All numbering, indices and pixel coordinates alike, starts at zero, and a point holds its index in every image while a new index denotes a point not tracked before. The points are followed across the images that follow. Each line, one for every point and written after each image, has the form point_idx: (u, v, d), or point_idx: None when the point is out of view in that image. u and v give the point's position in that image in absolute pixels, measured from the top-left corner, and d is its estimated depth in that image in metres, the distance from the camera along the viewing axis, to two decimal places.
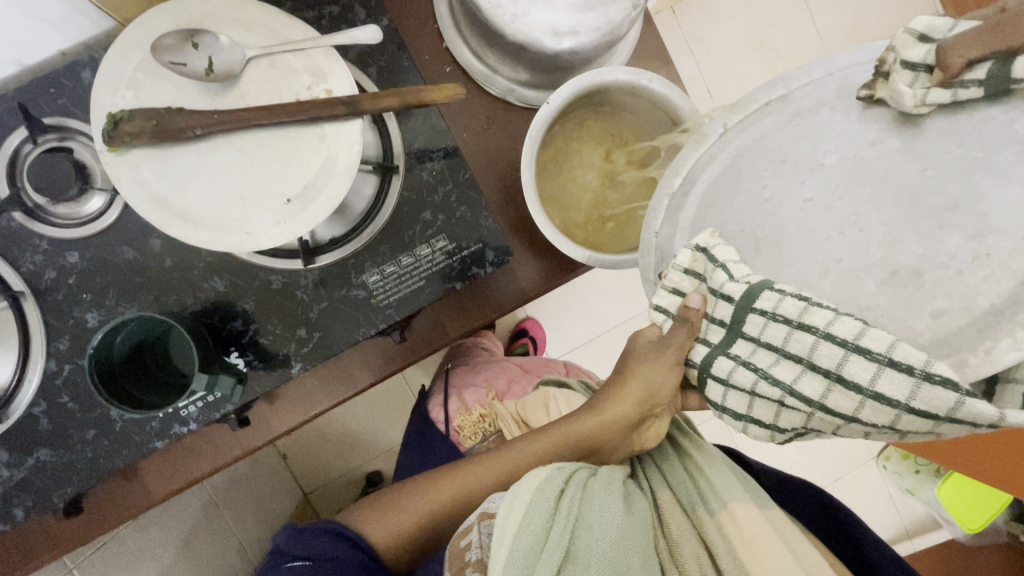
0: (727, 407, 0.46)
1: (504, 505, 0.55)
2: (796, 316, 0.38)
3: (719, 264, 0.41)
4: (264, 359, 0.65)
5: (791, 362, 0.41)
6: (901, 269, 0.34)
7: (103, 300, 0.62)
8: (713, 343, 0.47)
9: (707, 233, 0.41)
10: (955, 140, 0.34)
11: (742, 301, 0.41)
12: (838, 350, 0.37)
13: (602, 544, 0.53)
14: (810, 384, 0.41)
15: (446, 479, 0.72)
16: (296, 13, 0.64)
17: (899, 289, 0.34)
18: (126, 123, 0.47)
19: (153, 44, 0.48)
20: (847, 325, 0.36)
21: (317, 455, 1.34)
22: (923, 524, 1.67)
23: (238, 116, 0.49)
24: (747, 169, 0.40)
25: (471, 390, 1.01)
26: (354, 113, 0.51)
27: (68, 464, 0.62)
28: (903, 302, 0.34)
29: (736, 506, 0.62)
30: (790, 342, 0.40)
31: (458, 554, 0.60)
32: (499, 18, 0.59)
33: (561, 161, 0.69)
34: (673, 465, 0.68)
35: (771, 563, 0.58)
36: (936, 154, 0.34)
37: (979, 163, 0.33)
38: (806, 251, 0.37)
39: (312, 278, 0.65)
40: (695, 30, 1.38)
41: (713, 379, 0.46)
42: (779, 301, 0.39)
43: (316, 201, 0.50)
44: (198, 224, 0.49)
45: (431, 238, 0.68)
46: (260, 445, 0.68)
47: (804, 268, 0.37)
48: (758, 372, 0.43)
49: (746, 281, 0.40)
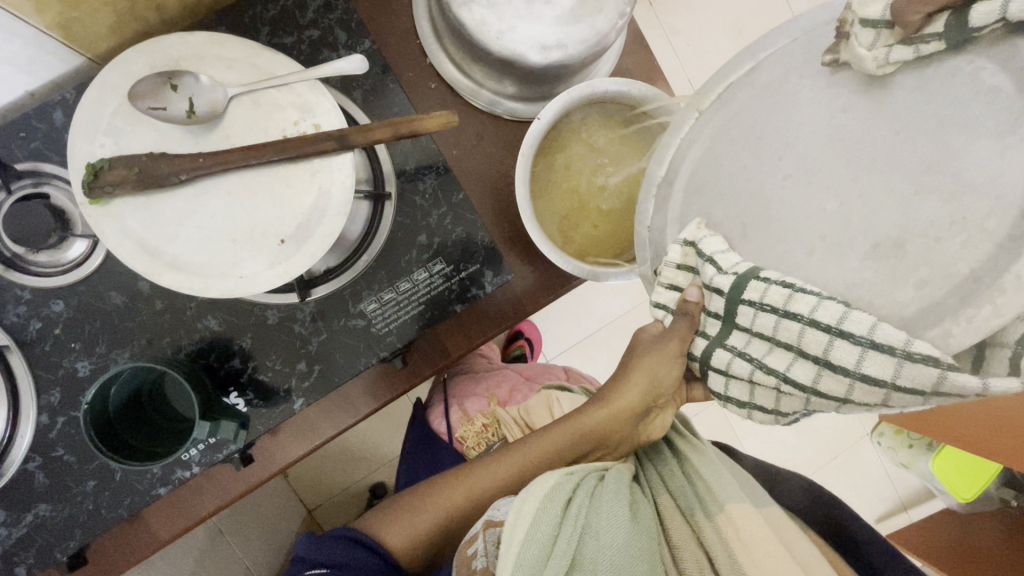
0: (730, 397, 0.46)
1: (512, 513, 0.55)
2: (782, 304, 0.38)
3: (706, 257, 0.40)
4: (265, 397, 0.64)
5: (783, 350, 0.41)
6: (882, 241, 0.33)
7: (93, 349, 0.60)
8: (711, 336, 0.46)
9: (694, 224, 0.41)
10: (926, 99, 0.33)
11: (732, 292, 0.40)
12: (824, 335, 0.37)
13: (611, 552, 0.51)
14: (802, 371, 0.40)
15: (451, 483, 0.71)
16: (274, 39, 0.63)
17: (882, 263, 0.33)
18: (108, 173, 0.46)
19: (131, 91, 0.47)
20: (831, 309, 0.35)
21: (319, 473, 1.31)
22: (918, 495, 1.70)
23: (223, 159, 0.47)
24: (726, 150, 0.40)
25: (474, 401, 0.99)
26: (345, 147, 0.49)
27: (69, 518, 0.60)
28: (888, 274, 0.33)
29: (733, 508, 0.58)
30: (779, 331, 0.40)
31: (464, 563, 0.59)
32: (485, 35, 0.58)
33: (559, 172, 0.68)
34: (672, 470, 0.66)
35: (771, 565, 0.54)
36: (903, 113, 0.33)
37: (947, 120, 0.32)
38: (791, 230, 0.36)
39: (309, 311, 0.64)
40: (673, 21, 1.37)
41: (714, 370, 0.46)
42: (765, 290, 0.38)
43: (311, 240, 0.49)
44: (190, 272, 0.47)
45: (428, 261, 0.67)
46: (265, 479, 0.66)
47: (792, 249, 0.36)
48: (753, 362, 0.43)
49: (734, 272, 0.40)
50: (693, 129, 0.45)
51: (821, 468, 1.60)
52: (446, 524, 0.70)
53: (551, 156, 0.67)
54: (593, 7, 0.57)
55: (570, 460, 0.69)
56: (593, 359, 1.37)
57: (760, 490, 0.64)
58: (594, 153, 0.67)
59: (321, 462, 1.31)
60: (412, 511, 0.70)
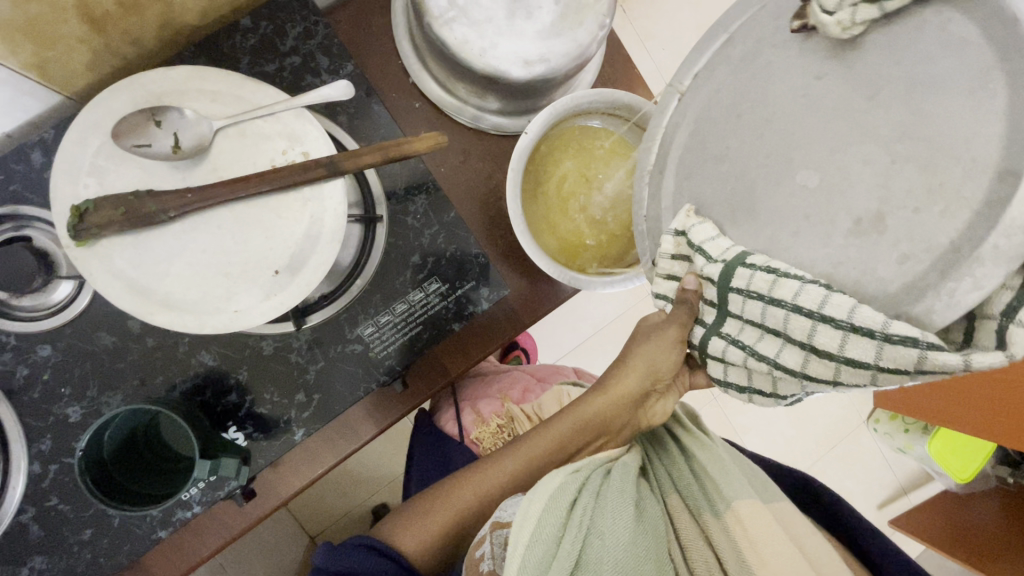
0: (729, 383, 0.45)
1: (518, 514, 0.52)
2: (767, 290, 0.37)
3: (696, 247, 0.40)
4: (266, 430, 0.62)
5: (773, 336, 0.40)
6: (863, 217, 0.33)
7: (84, 393, 0.58)
8: (708, 324, 0.45)
9: (684, 212, 0.41)
10: (894, 61, 0.34)
11: (721, 280, 0.40)
12: (806, 321, 0.36)
13: (615, 552, 0.49)
14: (791, 356, 0.39)
15: (455, 478, 0.67)
16: (255, 67, 0.62)
17: (865, 239, 0.33)
18: (92, 215, 0.44)
19: (114, 129, 0.45)
20: (812, 294, 0.35)
21: (322, 495, 1.24)
22: (918, 479, 1.72)
23: (211, 193, 0.47)
24: (711, 132, 0.40)
25: (487, 402, 0.93)
26: (334, 173, 0.48)
27: (67, 568, 0.58)
28: (871, 251, 0.33)
29: (740, 505, 0.55)
30: (767, 318, 0.39)
31: (474, 563, 0.56)
32: (467, 53, 0.58)
33: (549, 182, 0.67)
34: (680, 470, 0.63)
35: (780, 565, 0.51)
36: (879, 76, 0.34)
37: (919, 80, 0.33)
38: (779, 212, 0.37)
39: (305, 339, 0.63)
40: (647, 26, 1.40)
41: (712, 358, 0.46)
42: (751, 277, 0.38)
43: (304, 269, 0.48)
44: (184, 310, 0.46)
45: (423, 281, 0.66)
46: (266, 514, 0.64)
47: (777, 229, 0.37)
48: (746, 350, 0.42)
49: (723, 259, 0.39)
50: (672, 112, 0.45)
51: (821, 459, 1.61)
52: (456, 525, 0.65)
53: (539, 168, 0.67)
54: (573, 20, 0.58)
55: (573, 452, 0.67)
56: (591, 366, 1.37)
57: (771, 486, 0.62)
58: (580, 161, 0.67)
59: (322, 487, 1.24)
60: (420, 512, 0.66)
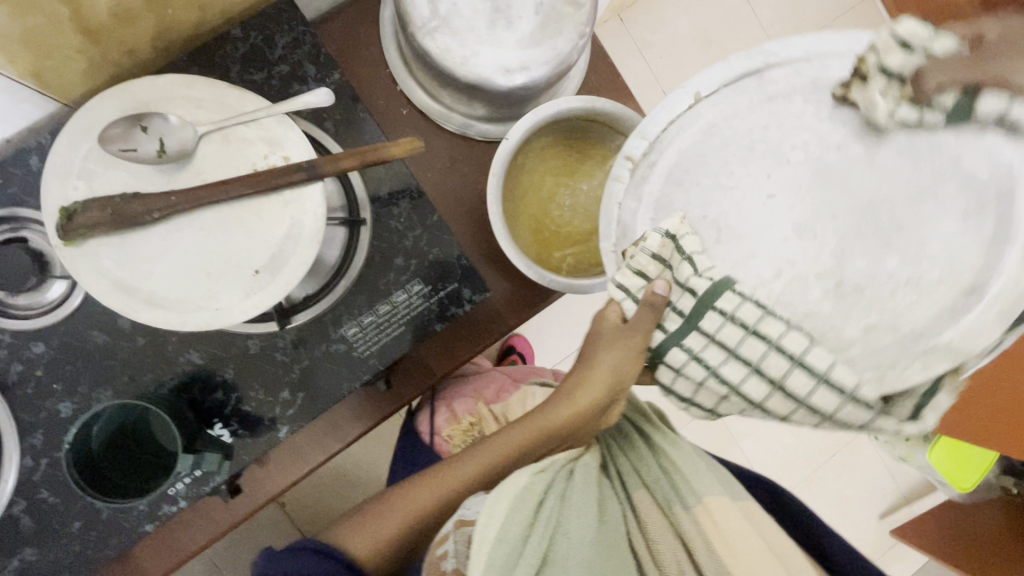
0: (672, 390, 0.48)
1: (483, 512, 0.53)
2: (754, 324, 0.42)
3: (686, 255, 0.43)
4: (250, 427, 0.64)
5: (738, 362, 0.44)
6: (842, 283, 0.41)
7: (75, 389, 0.60)
8: (670, 332, 0.47)
9: (678, 218, 0.44)
10: (915, 163, 0.40)
11: (705, 297, 0.44)
12: (783, 361, 0.43)
13: (581, 550, 0.51)
14: (751, 383, 0.45)
15: (417, 484, 0.65)
16: (245, 75, 0.64)
17: (840, 300, 0.41)
18: (81, 216, 0.46)
19: (100, 135, 0.48)
20: (797, 339, 0.42)
21: (317, 497, 1.25)
22: (920, 488, 1.70)
23: (194, 195, 0.48)
24: (712, 154, 0.44)
25: (460, 400, 0.95)
26: (313, 176, 0.50)
27: (56, 560, 0.60)
28: (839, 309, 0.41)
29: (711, 500, 0.57)
30: (744, 345, 0.43)
31: (434, 562, 0.57)
32: (450, 62, 0.60)
33: (529, 188, 0.70)
34: (647, 464, 0.62)
35: (749, 558, 0.53)
36: (893, 169, 0.41)
37: (919, 193, 0.40)
38: (764, 249, 0.42)
39: (290, 338, 0.64)
40: (644, 35, 1.42)
41: (666, 366, 0.48)
42: (739, 305, 0.43)
43: (284, 269, 0.50)
44: (166, 307, 0.48)
45: (406, 283, 0.67)
46: (252, 511, 0.67)
47: (761, 266, 0.42)
48: (708, 367, 0.46)
49: (713, 278, 0.43)
50: (680, 114, 0.46)
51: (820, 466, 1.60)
52: (415, 529, 0.64)
53: (519, 174, 0.69)
54: (553, 29, 0.60)
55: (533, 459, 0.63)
56: None
57: (734, 482, 0.62)
58: (558, 168, 0.71)
59: (317, 488, 1.25)
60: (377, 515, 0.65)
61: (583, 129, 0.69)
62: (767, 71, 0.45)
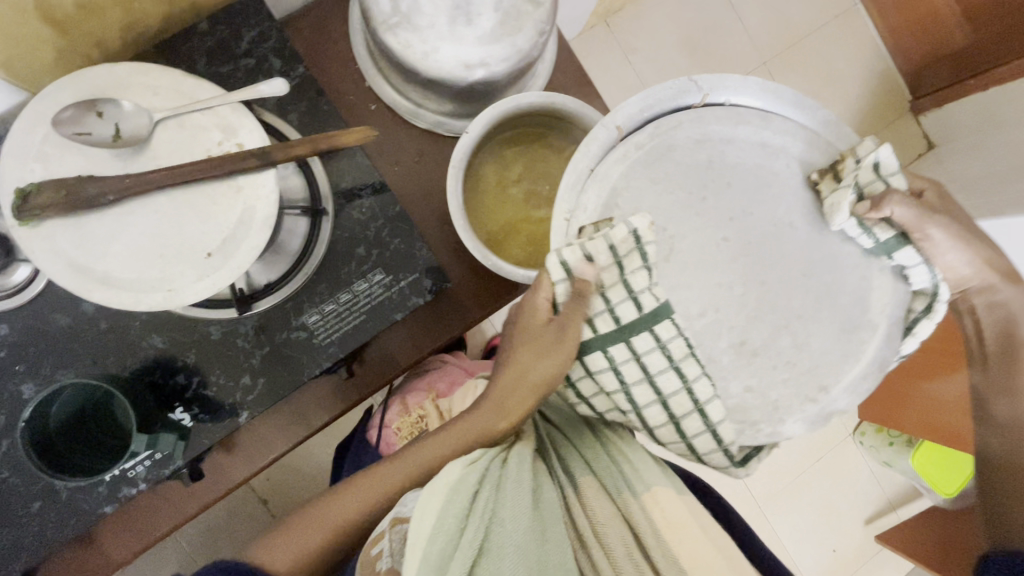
0: (576, 385, 0.57)
1: (418, 507, 0.52)
2: (677, 360, 0.52)
3: (646, 265, 0.50)
4: (210, 411, 0.65)
5: (647, 387, 0.53)
6: (747, 342, 0.53)
7: (37, 371, 0.62)
8: (597, 334, 0.53)
9: (647, 222, 0.49)
10: (823, 259, 0.54)
11: (648, 317, 0.51)
12: (687, 401, 0.52)
13: (516, 540, 0.50)
14: (649, 407, 0.54)
15: (348, 489, 0.64)
16: (211, 68, 0.66)
17: (741, 355, 0.52)
18: (36, 197, 0.48)
19: (54, 119, 0.49)
20: (705, 387, 0.52)
21: (296, 493, 1.25)
22: (907, 494, 1.70)
23: (148, 179, 0.50)
24: (681, 162, 0.53)
25: (413, 393, 1.01)
26: (266, 163, 0.52)
27: (16, 539, 0.61)
28: (738, 360, 0.53)
29: (659, 489, 0.58)
30: (661, 375, 0.52)
31: (368, 563, 0.57)
32: (411, 56, 0.61)
33: (487, 175, 0.72)
34: (596, 452, 0.62)
35: (692, 547, 0.55)
36: (814, 249, 0.54)
37: (823, 281, 0.53)
38: (702, 291, 0.52)
39: (251, 325, 0.66)
40: (630, 40, 1.44)
41: (585, 362, 0.54)
42: (671, 339, 0.51)
43: (236, 253, 0.51)
44: (122, 288, 0.49)
45: (368, 272, 0.69)
46: (215, 498, 0.67)
47: (691, 304, 0.52)
48: (622, 383, 0.54)
49: (658, 301, 0.51)
50: (675, 116, 0.54)
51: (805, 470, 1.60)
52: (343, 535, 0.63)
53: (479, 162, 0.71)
54: (512, 26, 0.60)
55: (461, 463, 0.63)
56: None
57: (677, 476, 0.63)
58: (517, 159, 0.73)
59: (296, 484, 1.25)
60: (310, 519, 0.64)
61: (544, 123, 0.70)
62: (773, 120, 0.55)
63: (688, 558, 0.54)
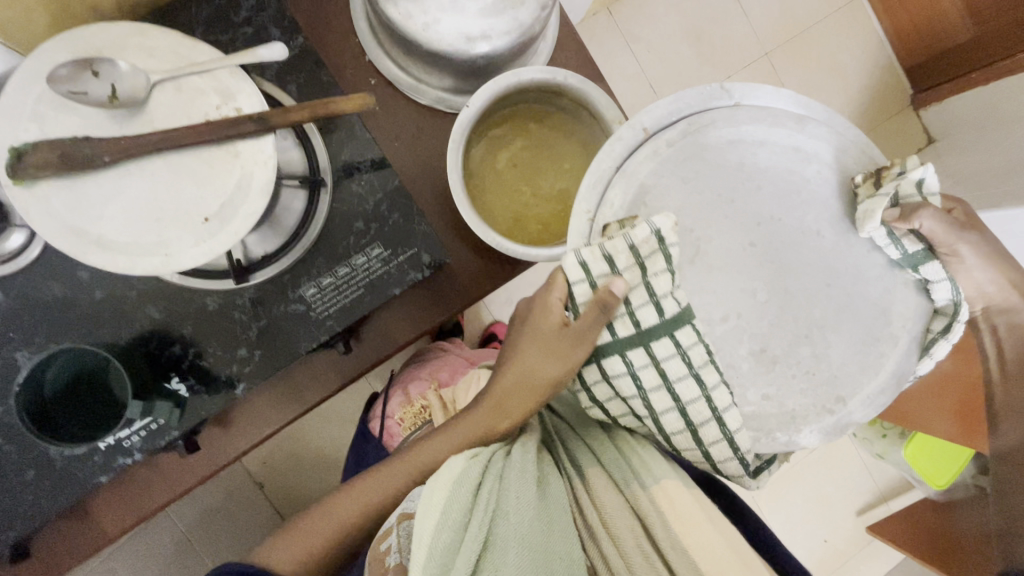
0: (592, 387, 0.56)
1: (422, 502, 0.52)
2: (699, 365, 0.51)
3: (668, 269, 0.50)
4: (207, 382, 0.64)
5: (666, 394, 0.52)
6: (767, 350, 0.53)
7: (31, 339, 0.61)
8: (615, 337, 0.52)
9: (672, 223, 0.50)
10: (845, 261, 0.54)
11: (667, 324, 0.51)
12: (705, 408, 0.52)
13: (520, 531, 0.50)
14: (669, 415, 0.53)
15: (354, 488, 0.65)
16: (209, 36, 0.65)
17: (761, 362, 0.53)
18: (30, 156, 0.47)
19: (49, 75, 0.48)
20: (725, 395, 0.51)
21: (293, 476, 1.25)
22: (900, 486, 1.71)
23: (144, 141, 0.49)
24: (702, 158, 0.54)
25: (414, 384, 1.01)
26: (265, 128, 0.52)
27: (10, 508, 0.61)
28: (757, 367, 0.53)
29: (668, 482, 0.57)
30: (681, 381, 0.51)
31: (378, 558, 0.57)
32: (412, 27, 0.61)
33: (488, 153, 0.72)
34: (603, 444, 0.62)
35: (705, 543, 0.54)
36: (842, 250, 0.54)
37: (845, 287, 0.54)
38: (728, 294, 0.52)
39: (248, 297, 0.65)
40: (632, 29, 1.43)
41: (602, 364, 0.54)
42: (694, 345, 0.51)
43: (235, 219, 0.51)
44: (118, 251, 0.49)
45: (366, 246, 0.68)
46: (214, 471, 0.68)
47: (713, 308, 0.52)
48: (640, 388, 0.53)
49: (681, 305, 0.51)
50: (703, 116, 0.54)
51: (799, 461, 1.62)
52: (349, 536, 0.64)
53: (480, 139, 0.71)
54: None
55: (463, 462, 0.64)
56: None
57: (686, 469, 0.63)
58: (517, 137, 0.72)
59: (293, 467, 1.25)
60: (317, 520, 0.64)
61: (544, 101, 0.70)
62: (806, 123, 0.55)
63: (700, 556, 0.53)
